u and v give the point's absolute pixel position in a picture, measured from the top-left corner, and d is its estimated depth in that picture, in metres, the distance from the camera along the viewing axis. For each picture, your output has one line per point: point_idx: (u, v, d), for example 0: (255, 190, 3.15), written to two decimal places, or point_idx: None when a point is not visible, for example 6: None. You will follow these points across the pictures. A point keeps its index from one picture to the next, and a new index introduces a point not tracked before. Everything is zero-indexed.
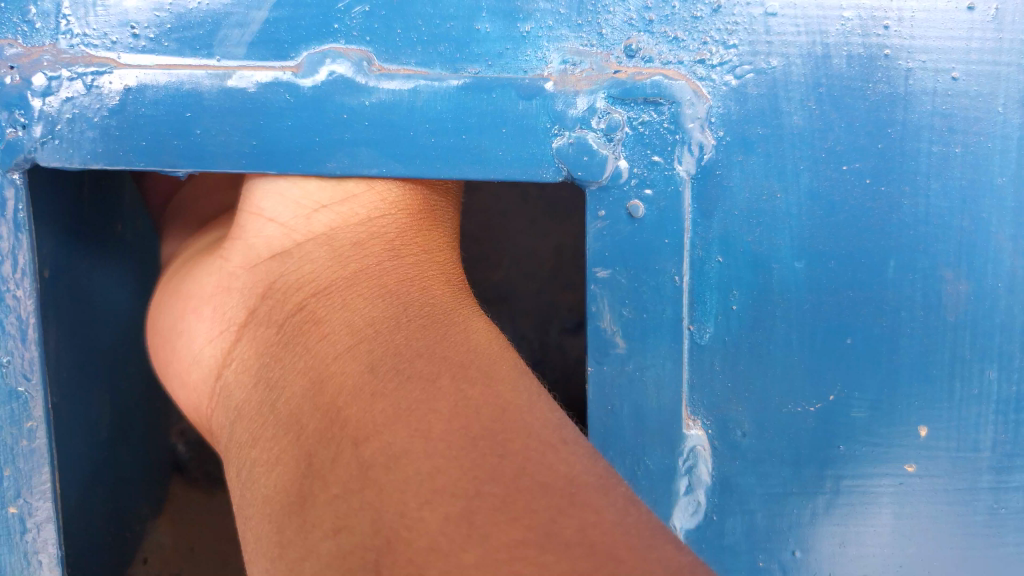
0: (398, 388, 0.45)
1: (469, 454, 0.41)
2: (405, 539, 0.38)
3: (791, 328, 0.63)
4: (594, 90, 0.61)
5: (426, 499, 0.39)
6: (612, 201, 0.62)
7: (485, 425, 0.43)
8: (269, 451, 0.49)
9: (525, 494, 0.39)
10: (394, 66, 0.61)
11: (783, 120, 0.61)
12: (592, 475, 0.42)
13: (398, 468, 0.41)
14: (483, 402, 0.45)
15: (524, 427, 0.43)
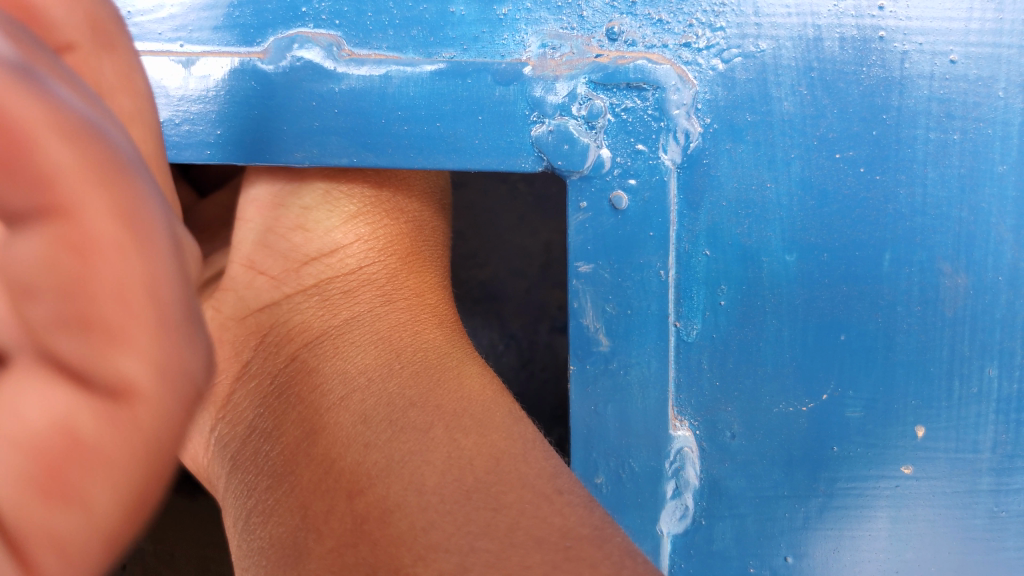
0: (391, 442, 0.51)
1: (461, 507, 0.46)
2: None
3: (782, 324, 0.61)
4: (574, 75, 0.58)
5: (421, 555, 0.44)
6: (594, 192, 0.59)
7: (477, 478, 0.48)
8: (267, 502, 0.54)
9: (518, 549, 0.43)
10: (364, 51, 0.58)
11: (772, 106, 0.58)
12: (587, 526, 0.45)
13: (392, 521, 0.46)
14: (476, 453, 0.49)
15: (518, 478, 0.48)
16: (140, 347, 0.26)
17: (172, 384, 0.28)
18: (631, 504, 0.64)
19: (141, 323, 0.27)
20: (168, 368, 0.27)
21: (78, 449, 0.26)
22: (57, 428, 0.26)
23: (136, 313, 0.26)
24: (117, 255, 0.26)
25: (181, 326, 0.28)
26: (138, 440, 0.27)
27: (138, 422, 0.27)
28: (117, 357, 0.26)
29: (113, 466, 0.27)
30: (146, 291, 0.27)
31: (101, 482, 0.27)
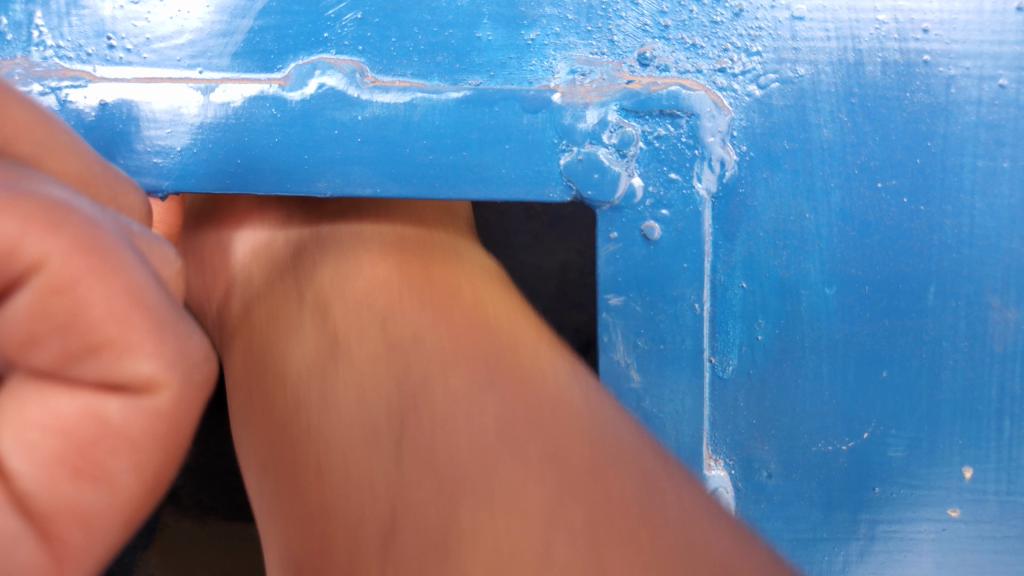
0: (427, 313, 0.51)
1: (494, 368, 0.43)
2: (429, 402, 0.41)
3: (821, 360, 0.58)
4: (605, 102, 0.56)
5: (454, 394, 0.41)
6: (625, 222, 0.57)
7: (517, 353, 0.46)
8: (301, 324, 0.55)
9: (556, 412, 0.39)
10: (388, 78, 0.56)
11: (811, 133, 0.56)
12: (622, 419, 0.42)
13: (418, 360, 0.45)
14: (514, 339, 0.48)
15: (555, 364, 0.46)
16: (148, 348, 0.31)
17: (186, 374, 0.32)
18: None
19: (142, 326, 0.31)
20: (179, 361, 0.32)
21: (105, 432, 0.30)
22: (87, 412, 0.30)
23: (134, 317, 0.31)
24: (104, 279, 0.30)
25: (167, 324, 0.32)
26: (159, 424, 0.32)
27: (157, 409, 0.31)
28: (130, 361, 0.31)
29: (135, 448, 0.31)
30: (133, 301, 0.31)
31: (124, 461, 0.31)
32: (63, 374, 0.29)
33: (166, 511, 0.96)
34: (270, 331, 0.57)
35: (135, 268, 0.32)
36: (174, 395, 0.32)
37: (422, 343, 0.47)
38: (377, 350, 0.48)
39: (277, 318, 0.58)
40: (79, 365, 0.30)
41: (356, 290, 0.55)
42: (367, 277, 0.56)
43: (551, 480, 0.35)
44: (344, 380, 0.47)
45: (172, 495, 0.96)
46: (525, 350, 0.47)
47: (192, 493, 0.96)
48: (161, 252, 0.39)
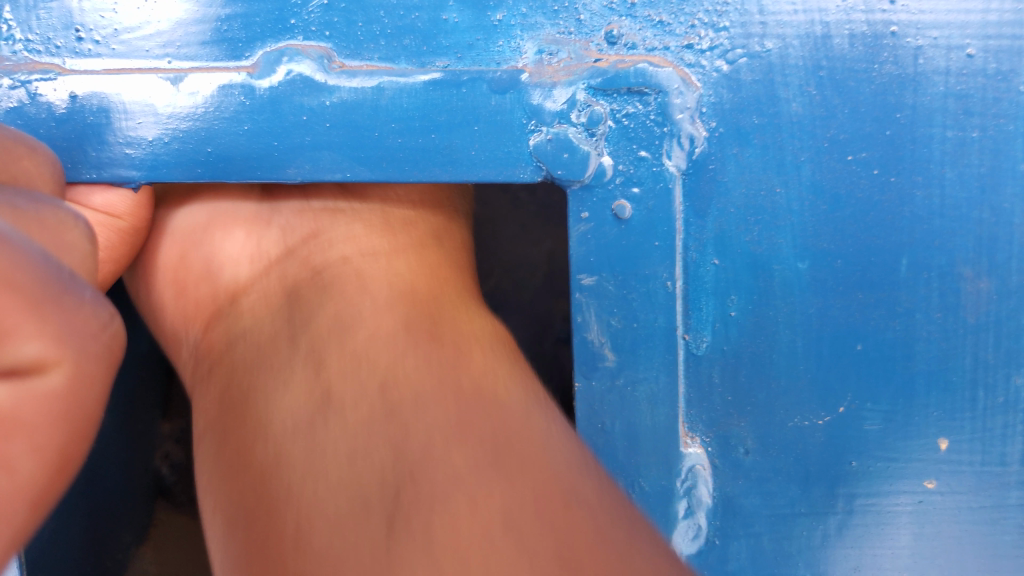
0: (412, 398, 0.51)
1: (490, 475, 0.45)
2: (408, 473, 0.47)
3: (796, 335, 0.58)
4: (573, 81, 0.56)
5: (444, 445, 0.47)
6: (596, 201, 0.57)
7: (500, 433, 0.49)
8: (279, 412, 0.56)
9: (572, 524, 0.44)
10: (356, 62, 0.56)
11: (780, 107, 0.56)
12: (568, 463, 0.48)
13: (411, 466, 0.47)
14: (487, 433, 0.49)
15: (542, 451, 0.48)
16: (33, 330, 0.30)
17: (80, 349, 0.32)
18: None
19: (19, 306, 0.30)
20: (68, 333, 0.32)
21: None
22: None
23: (10, 298, 0.30)
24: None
25: (55, 297, 0.32)
26: (59, 405, 0.31)
27: (53, 389, 0.31)
28: (16, 344, 0.30)
29: (32, 432, 0.31)
30: (6, 281, 0.30)
31: (24, 445, 0.30)
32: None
33: (160, 508, 1.01)
34: (241, 426, 0.58)
35: (19, 246, 0.31)
36: (71, 374, 0.32)
37: (354, 370, 0.55)
38: (353, 450, 0.50)
39: (258, 384, 0.59)
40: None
41: (339, 362, 0.56)
42: (313, 400, 0.55)
43: (499, 501, 0.44)
44: (339, 442, 0.51)
45: (166, 491, 1.02)
46: (513, 408, 0.52)
47: (186, 489, 1.02)
48: (56, 218, 0.41)
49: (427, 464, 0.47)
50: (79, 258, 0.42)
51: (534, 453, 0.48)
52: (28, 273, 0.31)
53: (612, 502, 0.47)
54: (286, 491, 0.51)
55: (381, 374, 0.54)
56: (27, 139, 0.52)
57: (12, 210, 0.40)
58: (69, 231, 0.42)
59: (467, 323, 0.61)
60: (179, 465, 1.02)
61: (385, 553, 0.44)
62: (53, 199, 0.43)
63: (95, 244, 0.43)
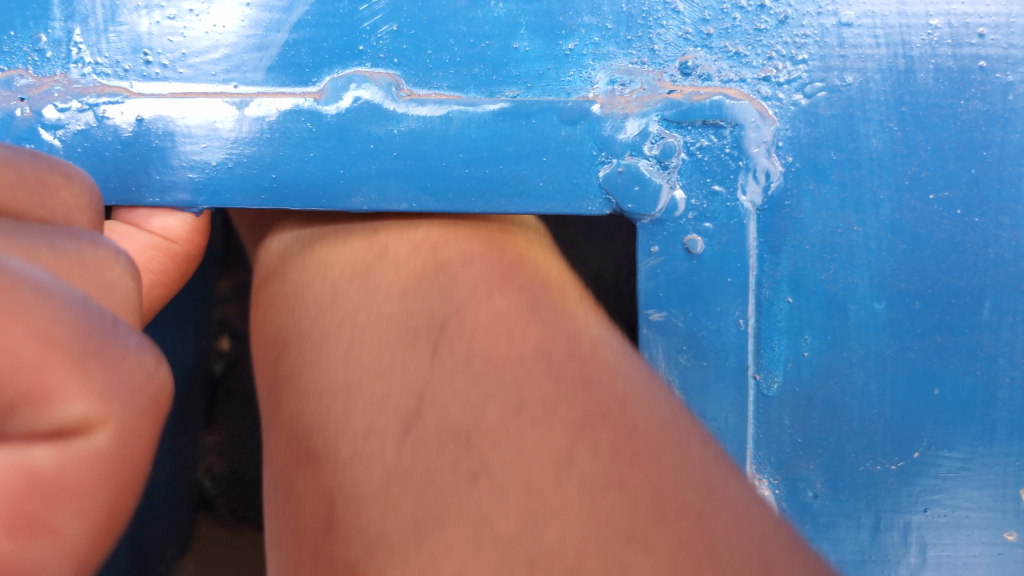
0: (486, 365, 0.44)
1: (576, 462, 0.37)
2: (486, 436, 0.39)
3: (870, 377, 0.56)
4: (646, 112, 0.54)
5: (523, 440, 0.38)
6: (667, 235, 0.56)
7: (598, 406, 0.40)
8: (330, 362, 0.49)
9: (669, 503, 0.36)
10: (424, 91, 0.55)
11: (860, 143, 0.54)
12: (655, 420, 0.41)
13: (486, 437, 0.39)
14: (585, 396, 0.41)
15: (633, 421, 0.40)
16: (74, 387, 0.27)
17: (126, 402, 0.29)
18: None
19: (62, 362, 0.27)
20: (116, 385, 0.29)
21: (39, 483, 0.26)
22: (16, 466, 0.25)
23: (48, 357, 0.27)
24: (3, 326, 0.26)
25: (93, 351, 0.29)
26: (107, 465, 0.28)
27: (101, 450, 0.28)
28: (60, 402, 0.27)
29: (75, 494, 0.27)
30: (46, 339, 0.27)
31: (67, 508, 0.27)
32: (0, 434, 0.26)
33: (201, 520, 0.95)
34: (309, 329, 0.52)
35: (64, 297, 0.29)
36: (118, 432, 0.29)
37: (472, 338, 0.46)
38: (419, 407, 0.42)
39: (317, 307, 0.54)
40: (8, 422, 0.26)
41: (410, 265, 0.53)
42: (416, 298, 0.50)
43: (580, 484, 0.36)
44: (373, 387, 0.45)
45: (207, 504, 0.95)
46: (605, 348, 0.47)
47: (228, 502, 0.95)
48: (98, 260, 0.37)
49: (500, 420, 0.40)
50: (121, 299, 0.37)
51: (637, 408, 0.41)
52: (72, 323, 0.28)
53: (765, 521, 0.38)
54: (329, 463, 0.42)
55: (508, 336, 0.46)
56: (58, 162, 0.44)
57: (46, 250, 0.35)
58: (111, 268, 0.38)
59: (539, 261, 0.57)
60: (222, 476, 0.95)
61: (462, 510, 0.36)
62: (92, 234, 0.39)
63: (137, 280, 0.39)
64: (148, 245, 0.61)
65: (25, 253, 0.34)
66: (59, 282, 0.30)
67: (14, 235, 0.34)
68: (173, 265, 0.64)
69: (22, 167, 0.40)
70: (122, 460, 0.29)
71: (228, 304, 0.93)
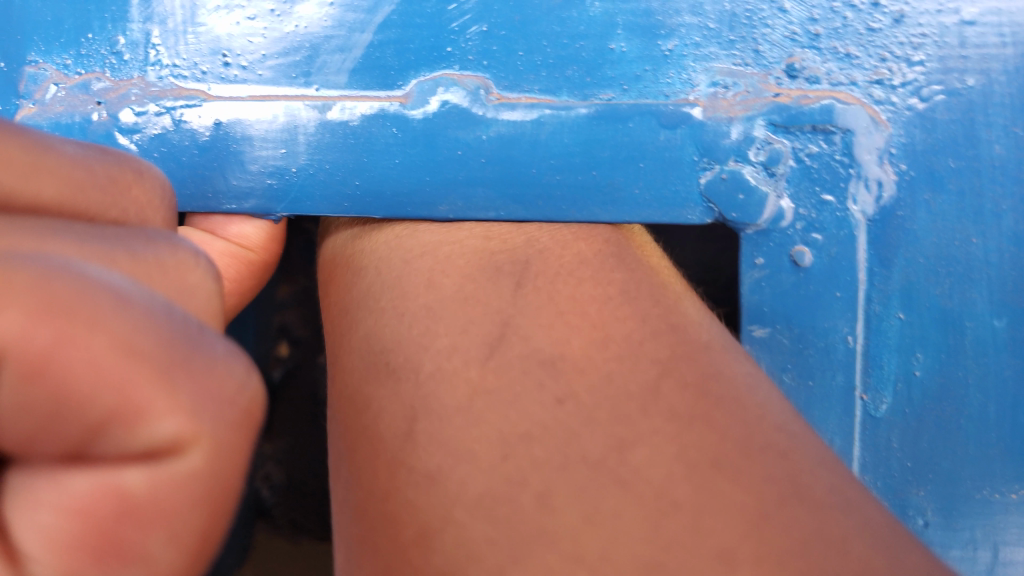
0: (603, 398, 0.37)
1: (705, 475, 0.32)
2: (610, 469, 0.33)
3: (988, 399, 0.52)
4: (751, 117, 0.51)
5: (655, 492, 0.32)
6: (773, 246, 0.53)
7: (738, 431, 0.35)
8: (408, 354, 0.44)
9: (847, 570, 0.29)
10: (514, 94, 0.53)
11: (980, 149, 0.50)
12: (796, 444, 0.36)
13: (604, 468, 0.34)
14: (705, 427, 0.35)
15: (806, 484, 0.33)
16: (164, 401, 0.22)
17: (217, 417, 0.23)
18: None
19: (148, 371, 0.22)
20: (204, 400, 0.23)
21: (131, 510, 0.21)
22: (103, 488, 0.21)
23: (131, 368, 0.22)
24: (81, 338, 0.22)
25: (180, 360, 0.23)
26: (199, 487, 0.23)
27: (194, 472, 0.22)
28: (150, 418, 0.22)
29: (172, 520, 0.22)
30: (127, 351, 0.22)
31: (162, 535, 0.22)
32: (88, 452, 0.22)
33: (259, 529, 0.95)
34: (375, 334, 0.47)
35: (139, 301, 0.23)
36: (214, 450, 0.23)
37: (565, 306, 0.44)
38: (562, 398, 0.38)
39: (389, 320, 0.48)
40: (96, 443, 0.22)
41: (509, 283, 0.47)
42: (496, 307, 0.45)
43: (721, 492, 0.32)
44: (472, 400, 0.39)
45: (265, 513, 0.95)
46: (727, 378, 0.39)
47: (287, 512, 0.94)
48: (176, 260, 0.30)
49: (642, 433, 0.35)
50: (207, 307, 0.30)
51: (800, 458, 0.34)
52: (151, 334, 0.23)
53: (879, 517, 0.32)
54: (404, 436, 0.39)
55: (589, 327, 0.42)
56: (127, 156, 0.35)
57: (123, 254, 0.28)
58: (191, 271, 0.30)
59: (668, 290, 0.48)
60: (280, 486, 0.94)
61: (578, 529, 0.32)
62: (167, 233, 0.32)
63: (220, 283, 0.32)
64: (225, 253, 0.59)
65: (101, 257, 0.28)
66: (143, 287, 0.25)
67: (87, 239, 0.28)
68: (249, 273, 0.62)
69: (91, 167, 0.32)
70: (214, 480, 0.23)
71: (288, 311, 0.92)
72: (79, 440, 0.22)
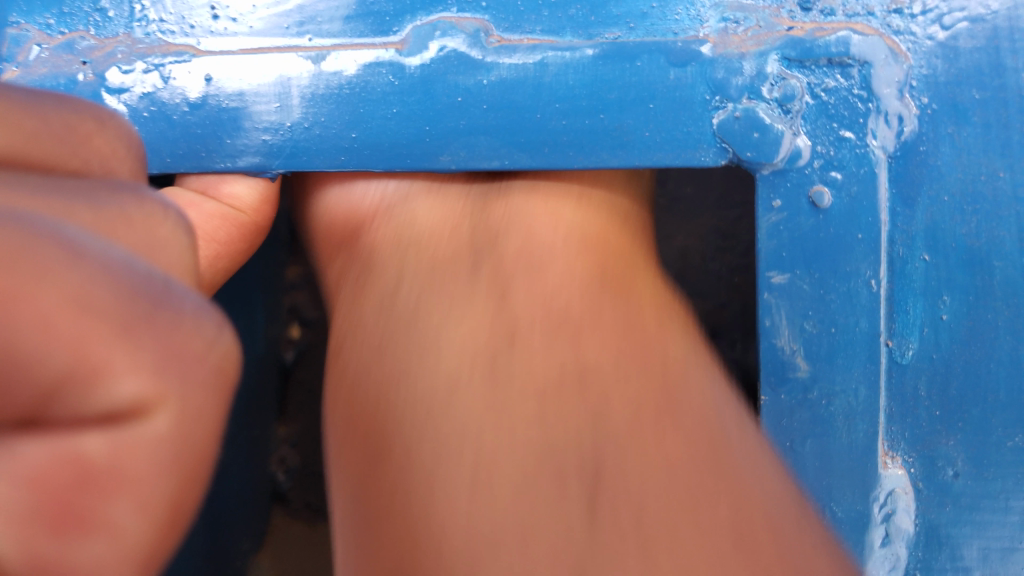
0: (633, 467, 0.39)
1: (675, 490, 0.38)
2: (617, 485, 0.39)
3: (1018, 341, 0.50)
4: (764, 52, 0.49)
5: (643, 483, 0.39)
6: (790, 187, 0.50)
7: (706, 478, 0.39)
8: (461, 335, 0.46)
9: (750, 522, 0.38)
10: (516, 36, 0.51)
11: (1007, 79, 0.48)
12: (772, 502, 0.40)
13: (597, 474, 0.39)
14: (681, 452, 0.40)
15: (762, 508, 0.39)
16: (125, 360, 0.19)
17: (185, 379, 0.21)
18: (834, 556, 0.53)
19: (107, 329, 0.19)
20: (171, 363, 0.20)
21: (91, 477, 0.19)
22: (62, 457, 0.19)
23: (91, 323, 0.19)
24: (31, 288, 0.18)
25: (142, 319, 0.20)
26: (167, 452, 0.20)
27: (161, 437, 0.20)
28: (110, 378, 0.19)
29: (135, 486, 0.20)
30: (86, 305, 0.19)
31: (126, 504, 0.19)
32: (42, 418, 0.19)
33: (275, 513, 0.95)
34: (382, 331, 0.49)
35: (94, 253, 0.21)
36: (184, 417, 0.20)
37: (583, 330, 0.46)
38: (595, 407, 0.42)
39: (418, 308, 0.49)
40: (48, 407, 0.19)
41: (517, 262, 0.49)
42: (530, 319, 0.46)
43: (671, 485, 0.39)
44: (484, 426, 0.42)
45: (281, 497, 0.95)
46: (690, 389, 0.44)
47: (302, 495, 0.95)
48: (144, 217, 0.27)
49: (619, 473, 0.39)
50: (179, 262, 0.27)
51: (740, 452, 0.42)
52: (111, 286, 0.20)
53: (815, 537, 0.40)
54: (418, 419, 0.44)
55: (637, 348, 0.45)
56: (85, 103, 0.31)
57: (81, 205, 0.25)
58: (160, 226, 0.27)
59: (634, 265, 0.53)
60: (295, 469, 0.95)
61: (534, 515, 0.39)
62: (134, 186, 0.29)
63: (194, 241, 0.29)
64: (213, 215, 0.56)
65: (58, 209, 0.24)
66: (101, 241, 0.22)
67: (38, 188, 0.24)
68: (247, 240, 0.59)
69: (45, 114, 0.28)
70: (184, 447, 0.21)
71: (297, 292, 0.93)
72: (28, 405, 0.19)
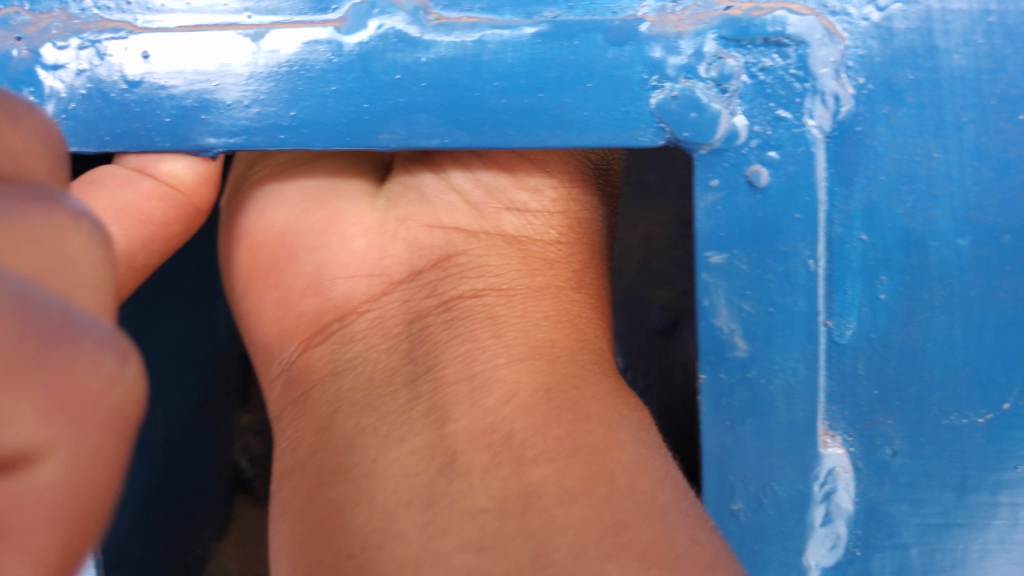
0: (541, 450, 0.48)
1: (580, 512, 0.45)
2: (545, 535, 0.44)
3: (953, 321, 0.51)
4: (701, 31, 0.49)
5: (556, 522, 0.44)
6: (728, 167, 0.50)
7: (615, 518, 0.44)
8: (396, 430, 0.53)
9: (629, 530, 0.44)
10: (454, 13, 0.50)
11: (940, 61, 0.48)
12: (674, 507, 0.47)
13: (491, 551, 0.44)
14: (602, 498, 0.45)
15: (655, 502, 0.46)
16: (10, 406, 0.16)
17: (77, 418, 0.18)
18: (776, 534, 0.54)
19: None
20: (57, 408, 0.17)
21: None
22: None
23: None
24: None
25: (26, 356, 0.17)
26: (56, 504, 0.17)
27: (49, 488, 0.17)
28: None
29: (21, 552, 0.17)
30: None
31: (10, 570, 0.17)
32: None
33: (239, 502, 0.99)
34: (336, 440, 0.55)
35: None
36: (76, 462, 0.18)
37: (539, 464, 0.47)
38: (483, 545, 0.44)
39: (357, 428, 0.54)
40: None
41: (460, 404, 0.52)
42: (437, 452, 0.50)
43: (565, 478, 0.46)
44: (427, 548, 0.46)
45: (245, 485, 0.99)
46: (608, 479, 0.46)
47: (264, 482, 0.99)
48: (54, 230, 0.21)
49: (546, 506, 0.45)
50: (93, 281, 0.22)
51: (627, 491, 0.46)
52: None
53: (680, 522, 0.46)
54: (363, 482, 0.51)
55: (520, 475, 0.47)
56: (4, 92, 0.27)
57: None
58: (73, 240, 0.22)
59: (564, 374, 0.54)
60: (258, 456, 1.00)
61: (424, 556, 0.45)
62: (52, 190, 0.23)
63: (114, 253, 0.23)
64: (152, 195, 0.57)
65: None
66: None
67: None
68: (183, 220, 0.60)
69: None
70: (77, 494, 0.18)
71: None
72: None
